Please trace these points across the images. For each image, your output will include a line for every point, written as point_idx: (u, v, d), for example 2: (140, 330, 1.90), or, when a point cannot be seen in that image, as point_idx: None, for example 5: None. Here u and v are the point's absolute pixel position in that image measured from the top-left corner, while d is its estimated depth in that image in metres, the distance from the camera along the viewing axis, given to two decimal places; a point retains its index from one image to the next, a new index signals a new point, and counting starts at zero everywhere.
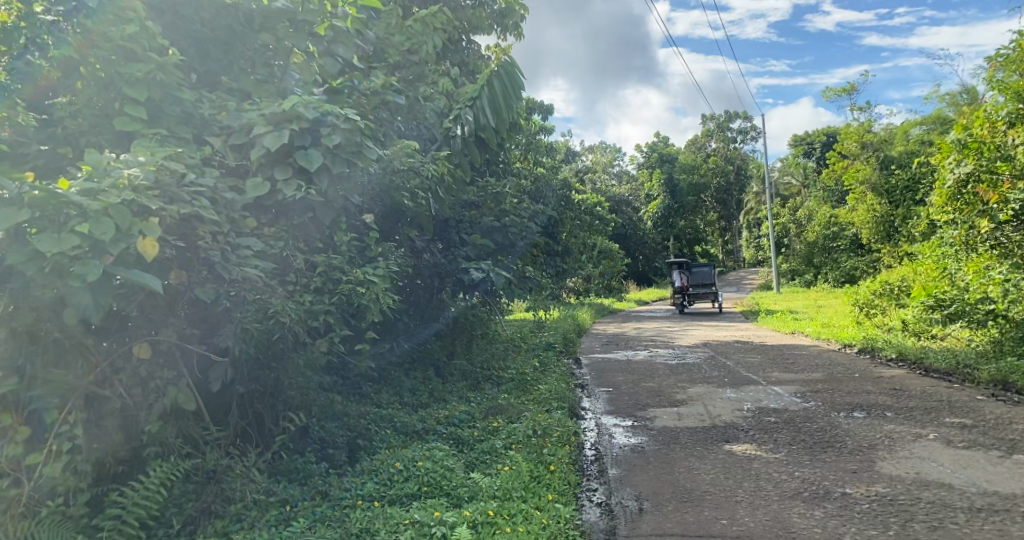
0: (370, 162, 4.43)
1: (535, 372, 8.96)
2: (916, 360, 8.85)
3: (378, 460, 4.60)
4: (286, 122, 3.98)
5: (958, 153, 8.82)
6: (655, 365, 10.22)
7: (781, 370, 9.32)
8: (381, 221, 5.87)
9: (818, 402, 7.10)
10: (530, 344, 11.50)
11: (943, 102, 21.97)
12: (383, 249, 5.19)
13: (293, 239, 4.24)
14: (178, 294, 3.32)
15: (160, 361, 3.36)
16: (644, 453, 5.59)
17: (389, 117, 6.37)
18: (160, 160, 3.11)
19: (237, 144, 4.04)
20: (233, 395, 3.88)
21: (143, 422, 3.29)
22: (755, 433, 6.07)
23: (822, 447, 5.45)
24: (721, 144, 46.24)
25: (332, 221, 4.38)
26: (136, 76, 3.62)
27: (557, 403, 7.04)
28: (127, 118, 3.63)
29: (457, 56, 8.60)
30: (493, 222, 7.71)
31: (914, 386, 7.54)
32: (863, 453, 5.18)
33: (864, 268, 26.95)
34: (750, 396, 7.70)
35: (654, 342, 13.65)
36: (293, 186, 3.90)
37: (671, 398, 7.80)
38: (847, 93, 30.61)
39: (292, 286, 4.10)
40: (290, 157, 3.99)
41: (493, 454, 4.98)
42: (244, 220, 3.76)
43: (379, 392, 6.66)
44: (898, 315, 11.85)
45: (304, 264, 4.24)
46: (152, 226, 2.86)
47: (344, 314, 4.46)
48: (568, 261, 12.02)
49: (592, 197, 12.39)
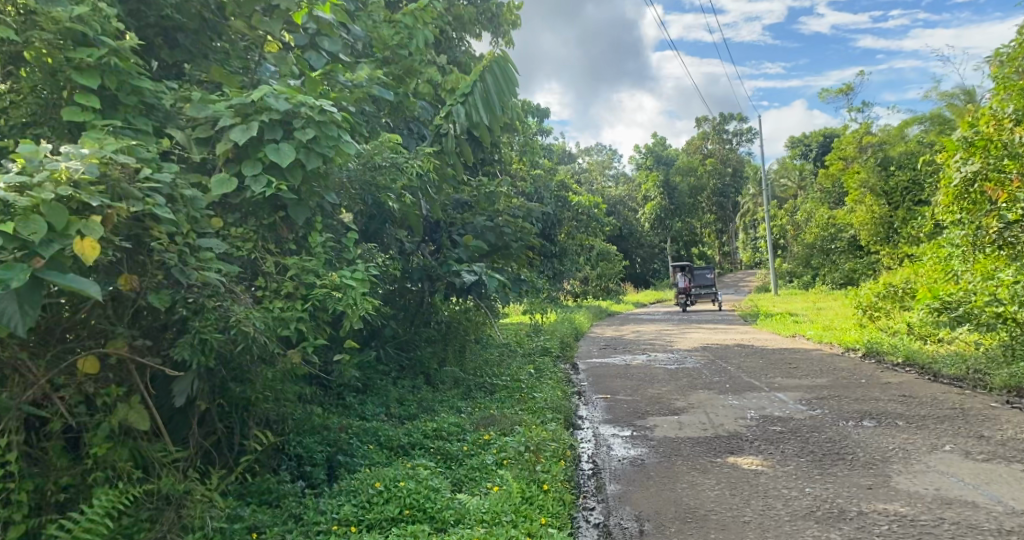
0: (347, 157, 4.11)
1: (530, 378, 8.64)
2: (924, 365, 8.55)
3: (358, 480, 4.27)
4: (256, 114, 3.69)
5: (965, 151, 8.53)
6: (654, 371, 9.89)
7: (783, 375, 9.00)
8: (364, 222, 5.54)
9: (824, 410, 6.78)
10: (526, 350, 11.18)
11: (943, 103, 21.72)
12: (364, 251, 4.87)
13: (263, 241, 3.92)
14: (127, 302, 2.99)
15: (108, 375, 3.02)
16: (645, 466, 5.26)
17: (374, 113, 6.05)
18: (105, 152, 2.78)
19: (202, 138, 3.73)
20: (196, 411, 3.54)
21: (88, 444, 2.94)
22: (761, 444, 5.74)
23: (833, 460, 5.12)
24: (718, 146, 46.00)
25: (306, 220, 4.05)
26: (86, 61, 3.28)
27: (552, 413, 6.71)
28: (76, 107, 3.28)
29: (448, 52, 8.27)
30: (487, 223, 7.36)
31: (925, 392, 7.23)
32: (877, 467, 4.85)
33: (864, 270, 26.65)
34: (753, 403, 7.38)
35: (653, 345, 13.34)
36: (262, 183, 3.61)
37: (671, 405, 7.48)
38: (845, 94, 30.34)
39: (261, 292, 3.78)
40: (261, 152, 3.69)
41: (482, 472, 4.65)
42: (206, 219, 3.44)
43: (364, 402, 6.33)
44: (902, 318, 11.55)
45: (275, 268, 3.92)
46: (93, 225, 2.54)
47: (320, 322, 4.13)
48: (564, 264, 11.69)
49: (590, 198, 12.06)
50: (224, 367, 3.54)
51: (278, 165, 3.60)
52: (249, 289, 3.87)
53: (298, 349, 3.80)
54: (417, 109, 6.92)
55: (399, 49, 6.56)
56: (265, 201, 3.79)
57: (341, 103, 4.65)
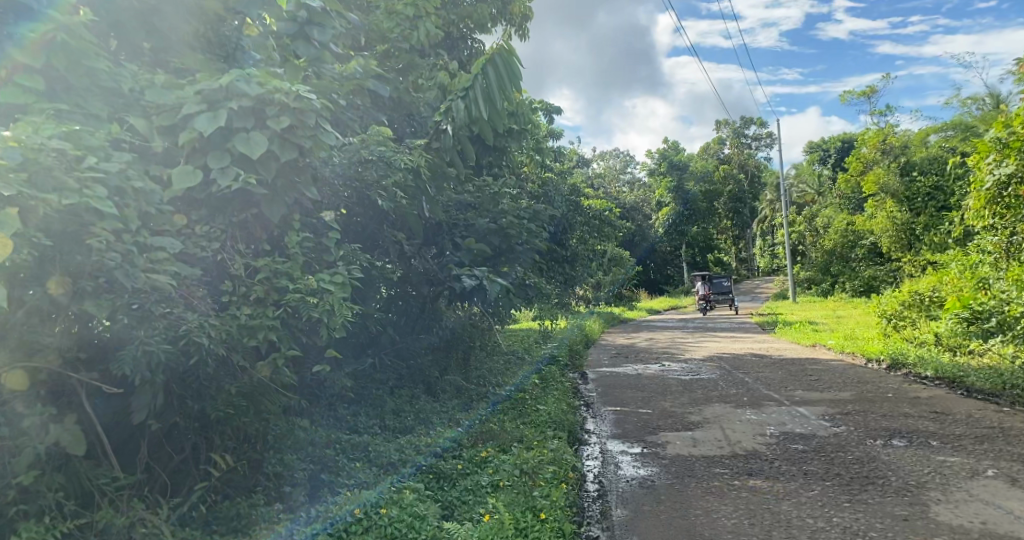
0: (326, 149, 3.72)
1: (536, 388, 8.29)
2: (956, 379, 8.01)
3: (336, 504, 3.94)
4: (224, 100, 3.33)
5: (998, 153, 7.99)
6: (667, 381, 9.48)
7: (804, 387, 8.53)
8: (354, 222, 5.20)
9: (849, 427, 6.32)
10: (533, 358, 10.80)
11: (968, 107, 21.09)
12: (350, 253, 4.51)
13: (232, 241, 3.57)
14: (58, 310, 2.63)
15: (39, 393, 2.67)
16: (655, 489, 4.85)
17: (369, 109, 5.70)
18: (35, 136, 2.46)
19: (165, 127, 3.37)
20: (146, 431, 3.22)
21: (12, 473, 2.58)
22: (782, 465, 5.29)
23: (862, 485, 4.66)
24: (735, 150, 45.34)
25: (281, 217, 3.68)
26: (28, 37, 2.89)
27: (556, 429, 6.33)
28: (16, 87, 2.91)
29: (453, 47, 7.90)
30: (491, 226, 6.98)
31: (959, 408, 6.75)
32: (912, 495, 4.39)
33: (885, 278, 26.02)
34: (772, 418, 6.94)
35: (666, 353, 12.93)
36: (230, 175, 3.26)
37: (684, 419, 7.04)
38: (867, 96, 29.69)
39: (226, 298, 3.44)
40: (230, 142, 3.33)
41: (475, 495, 4.27)
42: (162, 215, 3.07)
43: (357, 414, 6.01)
44: (929, 327, 11.00)
45: (244, 270, 3.56)
46: (6, 220, 2.21)
47: (296, 330, 3.77)
48: (576, 269, 11.31)
49: (602, 202, 11.60)
50: (182, 382, 3.20)
51: (249, 156, 3.26)
52: (215, 295, 3.52)
53: (268, 361, 3.45)
54: (419, 106, 6.55)
55: (400, 43, 6.20)
56: (235, 197, 3.44)
57: (327, 93, 4.29)
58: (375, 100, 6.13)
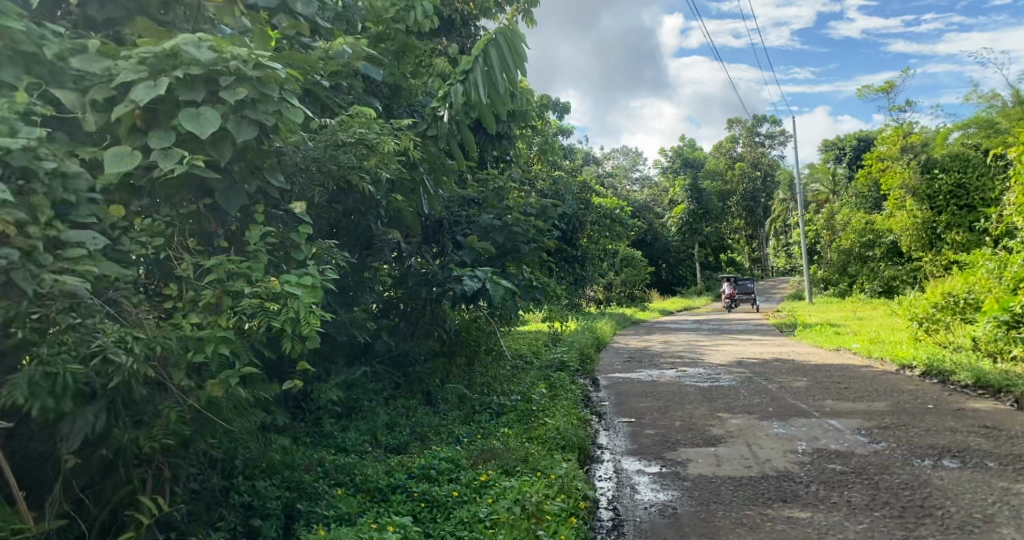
0: (293, 128, 3.13)
1: (545, 396, 7.72)
2: (1002, 388, 7.35)
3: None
4: (169, 68, 2.74)
5: None
6: (684, 388, 8.87)
7: (834, 397, 7.87)
8: (337, 216, 4.65)
9: (891, 444, 5.70)
10: (541, 363, 10.21)
11: (989, 103, 20.30)
12: (328, 250, 3.96)
13: (180, 237, 3.00)
14: None
15: None
16: (678, 519, 4.26)
17: (359, 92, 5.14)
18: None
19: (98, 100, 2.79)
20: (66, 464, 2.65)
21: None
22: (821, 490, 4.68)
23: (918, 517, 4.04)
24: (747, 149, 44.51)
25: (239, 209, 3.10)
26: None
27: (566, 447, 5.75)
28: None
29: (455, 33, 7.32)
30: (495, 222, 6.37)
31: (1012, 423, 6.10)
32: (980, 532, 3.78)
33: (906, 278, 25.23)
34: (805, 432, 6.31)
35: (681, 357, 12.31)
36: (174, 158, 2.67)
37: (706, 433, 6.43)
38: (886, 93, 28.78)
39: (171, 305, 2.88)
40: (175, 118, 2.74)
41: (469, 530, 3.73)
42: (86, 202, 2.50)
43: (345, 430, 5.46)
44: (964, 331, 10.29)
45: (195, 273, 2.99)
46: None
47: (257, 342, 3.21)
48: (586, 270, 10.70)
49: (613, 201, 10.99)
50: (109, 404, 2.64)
51: (199, 136, 2.66)
52: (159, 301, 2.95)
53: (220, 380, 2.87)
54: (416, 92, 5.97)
55: (395, 23, 5.61)
56: (183, 184, 2.85)
57: (303, 66, 3.72)
58: (368, 85, 5.54)
